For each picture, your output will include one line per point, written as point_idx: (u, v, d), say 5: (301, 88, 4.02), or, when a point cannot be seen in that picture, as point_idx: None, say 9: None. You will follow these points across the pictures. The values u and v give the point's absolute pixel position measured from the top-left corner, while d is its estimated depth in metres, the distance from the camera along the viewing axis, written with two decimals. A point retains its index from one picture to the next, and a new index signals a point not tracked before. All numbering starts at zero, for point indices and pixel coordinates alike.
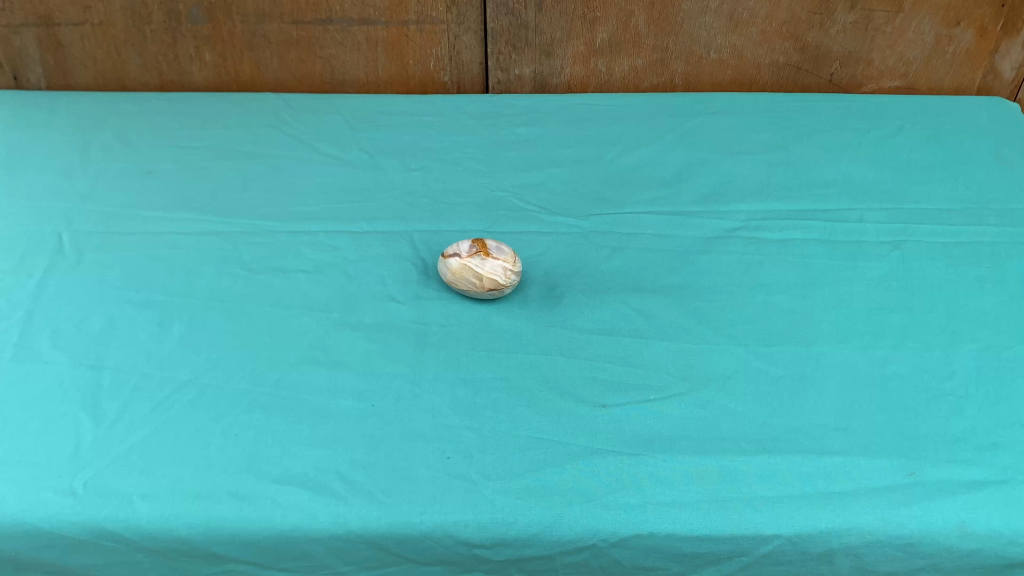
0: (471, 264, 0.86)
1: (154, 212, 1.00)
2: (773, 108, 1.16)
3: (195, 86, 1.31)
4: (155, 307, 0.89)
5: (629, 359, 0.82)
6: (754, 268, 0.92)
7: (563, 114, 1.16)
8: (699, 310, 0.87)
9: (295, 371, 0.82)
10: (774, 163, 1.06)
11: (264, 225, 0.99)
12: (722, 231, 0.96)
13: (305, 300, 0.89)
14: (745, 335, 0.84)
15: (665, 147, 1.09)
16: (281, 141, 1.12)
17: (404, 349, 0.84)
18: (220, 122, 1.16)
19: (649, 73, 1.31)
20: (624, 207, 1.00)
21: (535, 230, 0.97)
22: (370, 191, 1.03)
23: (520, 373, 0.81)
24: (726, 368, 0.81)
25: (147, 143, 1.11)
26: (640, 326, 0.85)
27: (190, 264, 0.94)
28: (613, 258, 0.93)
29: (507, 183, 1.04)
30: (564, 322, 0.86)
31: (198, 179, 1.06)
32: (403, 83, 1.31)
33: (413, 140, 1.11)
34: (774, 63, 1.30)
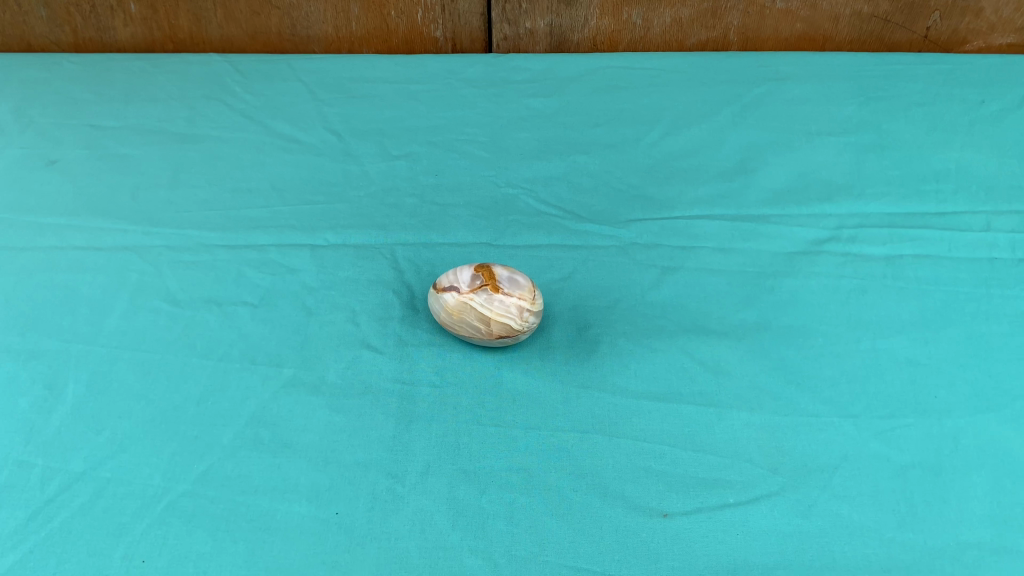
0: (473, 302, 0.62)
1: (52, 219, 0.76)
2: (858, 69, 0.90)
3: (121, 45, 1.02)
4: (43, 359, 0.65)
5: (695, 442, 0.59)
6: (854, 299, 0.68)
7: (588, 78, 0.90)
8: (786, 363, 0.64)
9: (230, 459, 0.59)
10: (866, 148, 0.81)
11: (197, 237, 0.74)
12: (806, 245, 0.73)
13: (248, 348, 0.66)
14: (852, 401, 0.62)
15: (722, 126, 0.84)
16: (224, 116, 0.86)
17: (383, 425, 0.61)
18: (148, 91, 0.90)
19: (695, 27, 1.02)
20: (674, 210, 0.76)
21: (557, 243, 0.73)
22: (339, 188, 0.79)
23: (544, 463, 0.58)
24: (830, 454, 0.59)
25: (52, 120, 0.86)
26: (707, 387, 0.62)
27: (95, 294, 0.70)
28: (662, 284, 0.70)
29: (519, 175, 0.80)
30: (602, 381, 0.63)
31: (114, 171, 0.81)
32: (384, 40, 1.04)
33: (395, 116, 0.86)
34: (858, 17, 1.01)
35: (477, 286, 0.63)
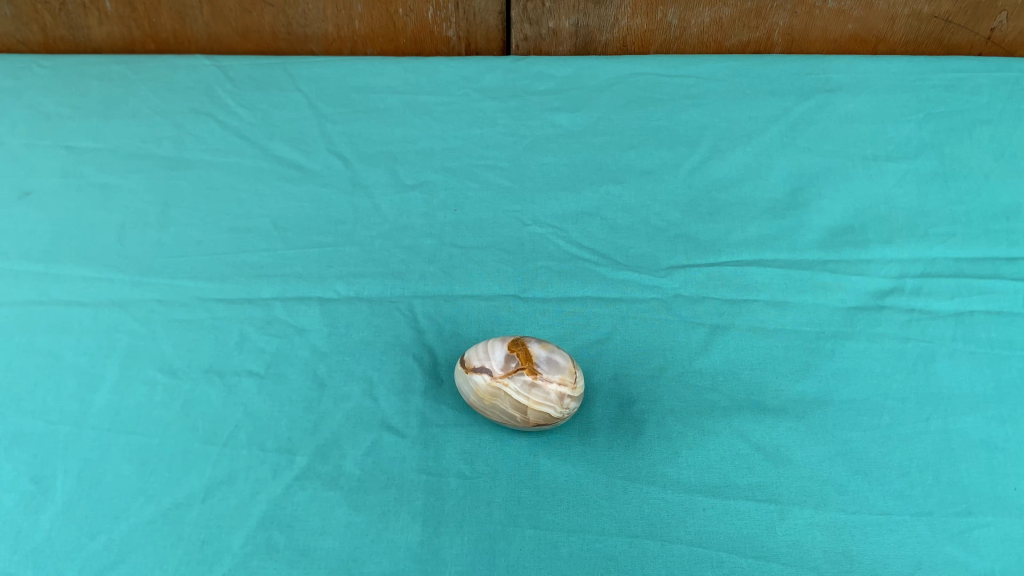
0: (509, 388, 0.56)
1: (29, 265, 0.68)
2: (915, 79, 0.82)
3: (97, 46, 0.88)
4: (26, 445, 0.58)
5: (756, 547, 0.53)
6: (922, 366, 0.62)
7: (618, 88, 0.82)
8: (850, 448, 0.58)
9: (241, 570, 0.53)
10: (926, 177, 0.74)
11: (193, 289, 0.67)
12: (867, 299, 0.66)
13: (256, 431, 0.59)
14: (924, 495, 0.56)
15: (768, 149, 0.77)
16: (217, 136, 0.78)
17: (409, 527, 0.55)
18: (130, 104, 0.81)
19: (737, 27, 0.86)
20: (719, 254, 0.69)
21: (593, 296, 0.66)
22: (349, 227, 0.71)
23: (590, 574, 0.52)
24: (903, 561, 0.53)
25: (24, 141, 0.77)
26: (766, 479, 0.57)
27: (82, 362, 0.63)
28: (711, 347, 0.63)
29: (547, 211, 0.72)
30: (650, 471, 0.57)
31: (96, 205, 0.73)
32: (390, 40, 0.88)
33: (407, 136, 0.78)
34: (933, 15, 0.85)
35: (513, 369, 0.56)
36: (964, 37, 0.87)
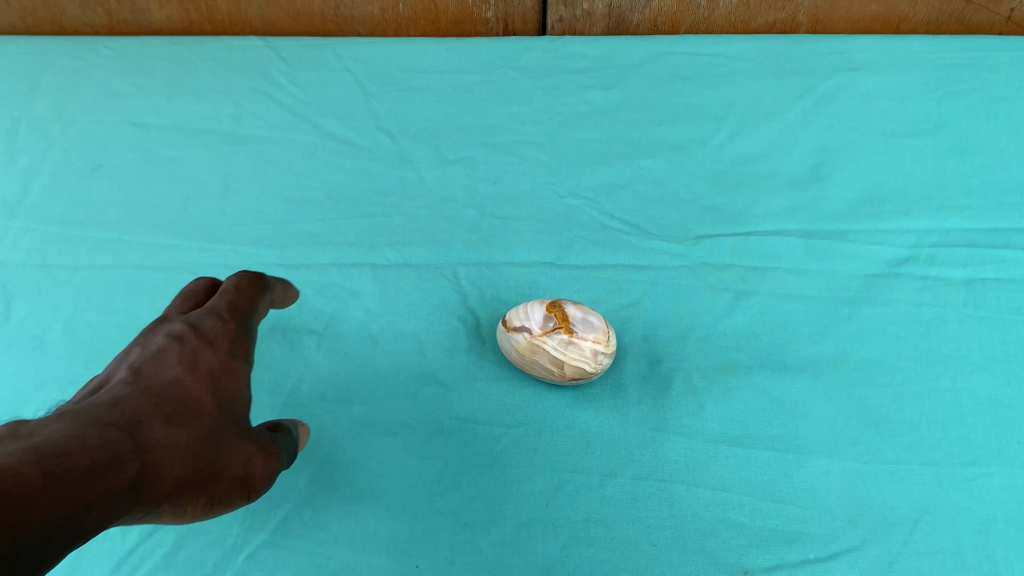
0: (547, 345, 0.60)
1: (104, 233, 0.75)
2: (936, 57, 0.85)
3: (158, 28, 0.94)
4: None
5: (775, 492, 0.58)
6: (933, 329, 0.66)
7: (649, 67, 0.86)
8: (864, 404, 0.62)
9: (307, 506, 0.59)
10: (943, 152, 0.78)
11: (255, 254, 0.73)
12: (883, 266, 0.70)
13: (317, 383, 0.65)
14: (933, 446, 0.60)
15: (792, 125, 0.80)
16: (272, 112, 0.83)
17: (457, 470, 0.60)
18: (189, 82, 0.86)
19: (763, 8, 0.89)
20: (744, 224, 0.73)
21: (625, 263, 0.71)
22: (396, 198, 0.76)
23: (622, 513, 0.58)
24: (910, 506, 0.57)
25: (94, 118, 0.83)
26: (785, 430, 0.61)
27: (155, 321, 0.68)
28: (735, 310, 0.68)
29: (581, 183, 0.77)
30: (678, 423, 0.62)
31: (163, 177, 0.79)
32: (432, 22, 0.93)
33: (449, 112, 0.83)
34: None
35: (551, 328, 0.61)
36: (984, 17, 0.90)
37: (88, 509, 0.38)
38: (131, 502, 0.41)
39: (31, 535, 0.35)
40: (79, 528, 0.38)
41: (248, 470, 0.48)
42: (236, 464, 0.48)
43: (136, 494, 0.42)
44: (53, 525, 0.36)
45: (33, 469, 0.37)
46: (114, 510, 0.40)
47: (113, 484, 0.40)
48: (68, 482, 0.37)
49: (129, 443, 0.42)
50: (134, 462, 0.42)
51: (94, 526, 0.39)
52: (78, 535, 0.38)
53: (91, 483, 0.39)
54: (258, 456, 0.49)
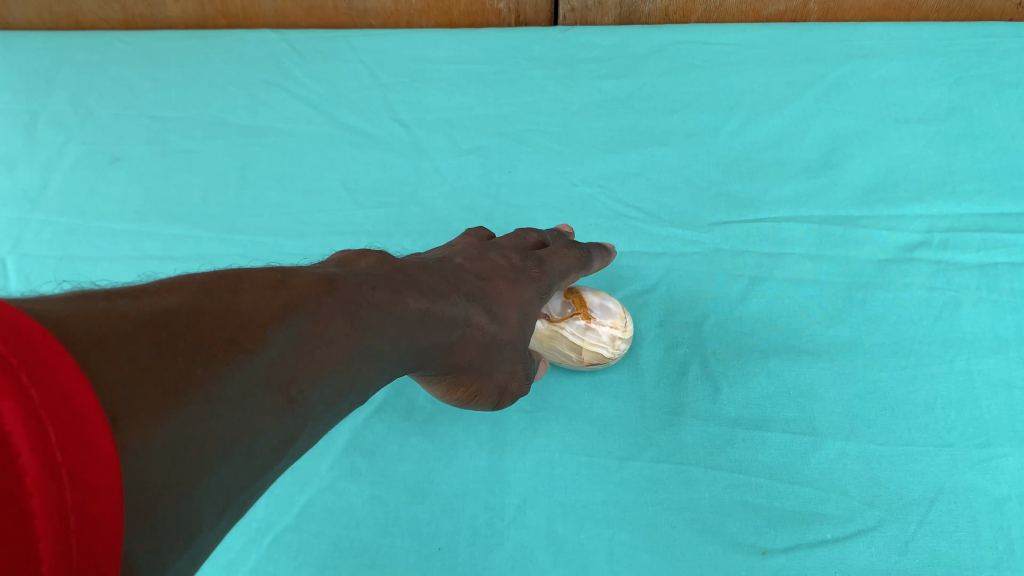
0: (565, 331, 0.61)
1: (124, 224, 0.76)
2: (949, 42, 0.85)
3: (173, 22, 0.95)
4: None
5: (792, 473, 0.59)
6: (947, 313, 0.67)
7: (661, 56, 0.86)
8: (879, 387, 0.63)
9: (330, 490, 0.60)
10: (956, 137, 0.78)
11: (273, 245, 0.73)
12: (897, 251, 0.71)
13: None
14: (947, 428, 0.61)
15: (804, 112, 0.81)
16: (288, 104, 0.84)
17: (477, 454, 0.61)
18: (205, 75, 0.87)
19: None
20: (757, 210, 0.74)
21: (639, 251, 0.72)
22: (412, 188, 0.77)
23: (640, 496, 0.59)
24: (926, 486, 0.58)
25: (112, 111, 0.84)
26: (800, 413, 0.62)
27: None
28: (750, 295, 0.69)
29: (595, 172, 0.78)
30: (695, 406, 0.62)
31: (180, 169, 0.80)
32: (445, 13, 0.93)
33: (463, 102, 0.83)
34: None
35: (569, 314, 0.61)
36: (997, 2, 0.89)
37: (406, 352, 0.41)
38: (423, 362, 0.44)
39: (374, 360, 0.37)
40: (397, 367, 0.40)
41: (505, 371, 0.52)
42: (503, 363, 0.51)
43: (434, 356, 0.44)
44: (384, 358, 0.38)
45: (394, 318, 0.39)
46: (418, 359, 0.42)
47: (430, 343, 0.43)
48: (407, 328, 0.40)
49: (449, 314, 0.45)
50: (451, 333, 0.45)
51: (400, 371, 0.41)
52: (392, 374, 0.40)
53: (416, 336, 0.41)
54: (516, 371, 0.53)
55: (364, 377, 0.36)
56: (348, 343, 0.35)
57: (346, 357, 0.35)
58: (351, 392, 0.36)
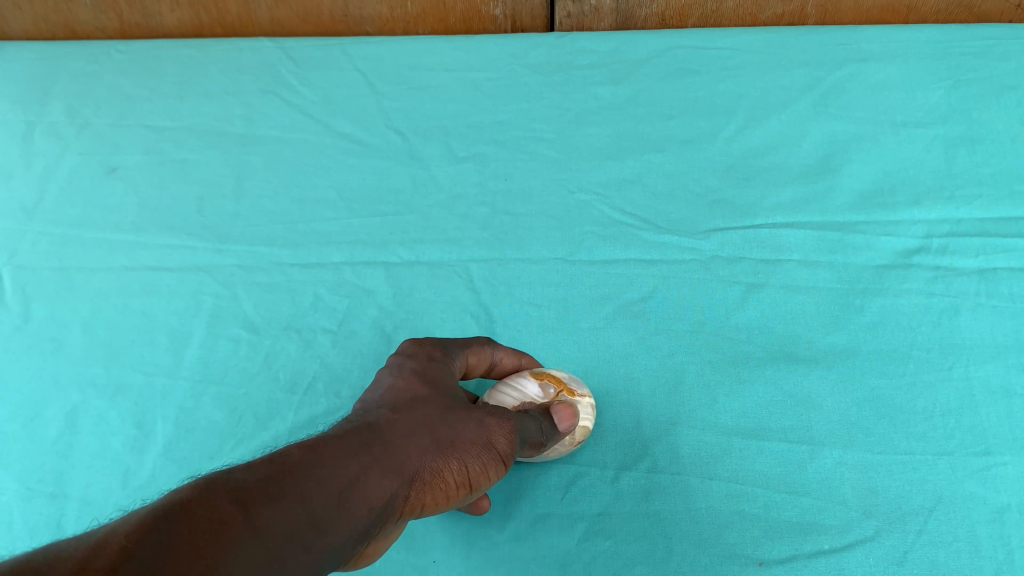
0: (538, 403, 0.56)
1: (120, 235, 0.76)
2: (949, 44, 0.84)
3: (169, 31, 0.95)
4: (128, 395, 0.65)
5: (790, 482, 0.59)
6: (946, 319, 0.66)
7: (658, 61, 0.85)
8: (878, 395, 0.63)
9: None
10: (954, 141, 0.77)
11: (268, 254, 0.73)
12: (895, 257, 0.70)
13: (332, 381, 0.65)
14: (946, 437, 0.60)
15: (802, 117, 0.80)
16: (283, 113, 0.84)
17: None
18: (201, 84, 0.87)
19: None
20: (755, 217, 0.74)
21: (636, 258, 0.72)
22: (408, 196, 0.77)
23: (637, 507, 0.58)
24: (925, 496, 0.58)
25: (108, 121, 0.85)
26: (798, 423, 0.62)
27: (172, 322, 0.69)
28: (747, 303, 0.68)
29: (592, 179, 0.77)
30: (691, 416, 0.62)
31: (176, 179, 0.80)
32: (441, 20, 0.93)
33: (458, 110, 0.83)
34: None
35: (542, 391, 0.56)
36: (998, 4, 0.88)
37: (370, 475, 0.39)
38: (417, 471, 0.41)
39: (324, 494, 0.36)
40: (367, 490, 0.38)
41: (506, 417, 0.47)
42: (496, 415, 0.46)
43: (423, 457, 0.42)
44: (339, 488, 0.37)
45: (324, 449, 0.38)
46: (400, 473, 0.40)
47: (397, 454, 0.40)
48: (349, 450, 0.39)
49: (409, 424, 0.43)
50: (422, 432, 0.43)
51: (385, 494, 0.39)
52: (371, 499, 0.38)
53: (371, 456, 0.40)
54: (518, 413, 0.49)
55: (313, 512, 0.35)
56: (274, 493, 0.35)
57: (277, 504, 0.34)
58: (306, 532, 0.34)
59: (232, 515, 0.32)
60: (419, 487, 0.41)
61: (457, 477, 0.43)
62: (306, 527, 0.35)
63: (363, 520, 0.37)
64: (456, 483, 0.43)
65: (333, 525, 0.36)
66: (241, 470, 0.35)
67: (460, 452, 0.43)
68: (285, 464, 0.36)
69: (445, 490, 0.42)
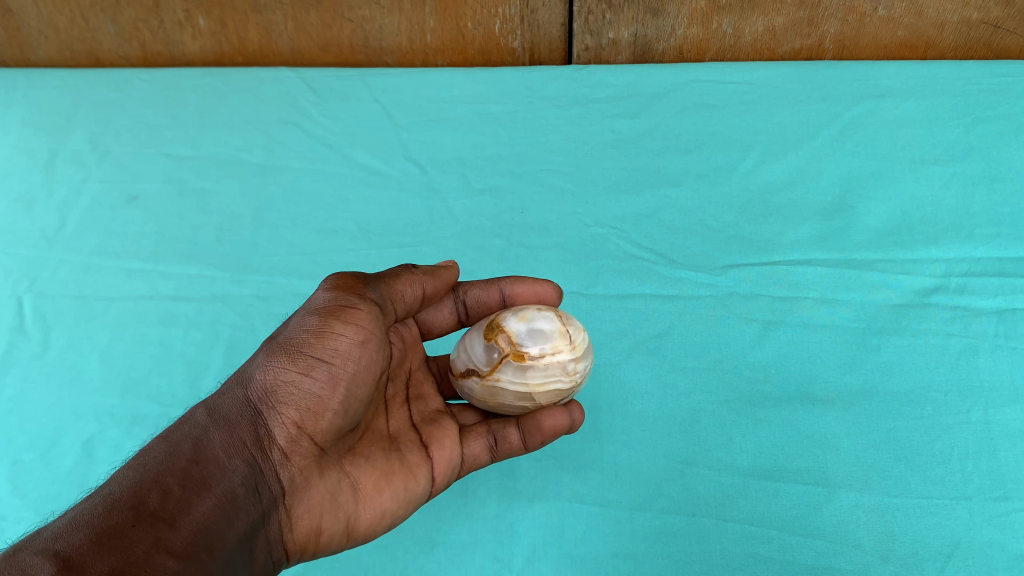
0: (503, 383, 0.51)
1: (139, 263, 0.76)
2: (967, 82, 0.84)
3: (191, 59, 0.96)
4: (144, 425, 0.66)
5: (805, 525, 0.58)
6: (964, 361, 0.66)
7: (676, 95, 0.86)
8: (894, 437, 0.62)
9: None
10: (973, 179, 0.77)
11: (286, 285, 0.74)
12: (912, 296, 0.70)
13: None
14: (964, 481, 0.60)
15: (818, 153, 0.80)
16: (302, 143, 0.85)
17: (486, 503, 0.61)
18: (221, 114, 0.88)
19: (790, 34, 0.89)
20: (771, 254, 0.73)
21: (652, 293, 0.72)
22: (424, 228, 0.77)
23: (650, 547, 0.58)
24: (942, 541, 0.57)
25: (129, 150, 0.86)
26: (814, 464, 0.61)
27: (189, 352, 0.70)
28: (763, 341, 0.68)
29: (608, 213, 0.77)
30: (707, 456, 0.62)
31: (196, 208, 0.80)
32: (460, 52, 0.94)
33: (476, 142, 0.84)
34: (983, 22, 0.86)
35: (499, 360, 0.51)
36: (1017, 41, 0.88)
37: (208, 443, 0.45)
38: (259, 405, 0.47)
39: (163, 484, 0.42)
40: (215, 453, 0.45)
41: (334, 276, 0.50)
42: (321, 284, 0.50)
43: (259, 389, 0.47)
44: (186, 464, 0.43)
45: (157, 448, 0.44)
46: (239, 422, 0.46)
47: (229, 409, 0.47)
48: (177, 438, 0.45)
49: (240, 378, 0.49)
50: (251, 369, 0.48)
51: (237, 449, 0.45)
52: (224, 460, 0.45)
53: (206, 431, 0.46)
54: (355, 274, 0.51)
55: (152, 502, 0.41)
56: (111, 510, 0.40)
57: (112, 518, 0.39)
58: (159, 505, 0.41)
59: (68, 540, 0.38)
60: (271, 416, 0.46)
61: (309, 382, 0.46)
62: (156, 516, 0.40)
63: (225, 483, 0.44)
64: (311, 384, 0.47)
65: (183, 498, 0.42)
66: (74, 507, 0.41)
67: (296, 352, 0.47)
68: (117, 484, 0.42)
69: (304, 402, 0.46)
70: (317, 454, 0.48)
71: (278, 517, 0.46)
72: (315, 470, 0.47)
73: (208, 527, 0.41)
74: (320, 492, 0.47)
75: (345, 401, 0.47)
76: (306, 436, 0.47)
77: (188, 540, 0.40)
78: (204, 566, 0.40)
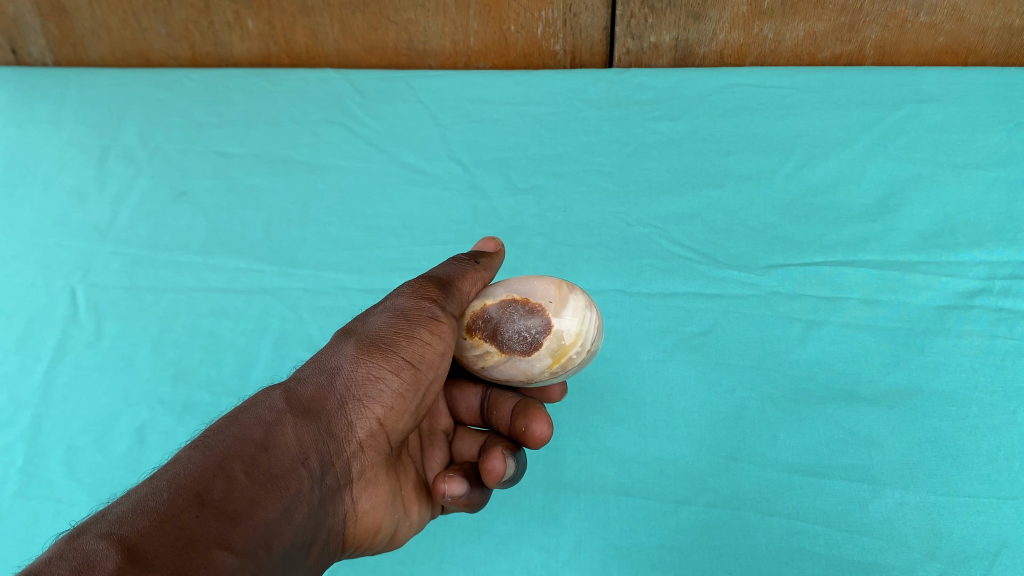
0: None
1: (190, 257, 0.78)
2: (1010, 86, 0.84)
3: (238, 60, 0.98)
4: (194, 413, 0.67)
5: (850, 522, 0.58)
6: (1009, 362, 0.65)
7: (717, 98, 0.87)
8: (939, 437, 0.62)
9: None
10: (1016, 183, 0.76)
11: (333, 279, 0.75)
12: (956, 297, 0.70)
13: None
14: (1011, 481, 0.59)
15: (860, 157, 0.81)
16: (347, 141, 0.86)
17: (532, 494, 0.62)
18: (268, 113, 0.90)
19: (830, 40, 0.89)
20: (814, 254, 0.74)
21: (695, 292, 0.72)
22: (468, 225, 0.78)
23: (695, 540, 0.59)
24: (990, 540, 0.57)
25: (178, 146, 0.88)
26: (859, 461, 0.61)
27: (238, 342, 0.71)
28: (807, 340, 0.68)
29: (650, 213, 0.78)
30: (750, 452, 0.62)
31: (244, 204, 0.82)
32: (502, 55, 0.95)
33: (519, 143, 0.85)
34: None
35: None
36: None
37: (284, 431, 0.41)
38: (343, 396, 0.44)
39: (228, 471, 0.38)
40: (288, 444, 0.41)
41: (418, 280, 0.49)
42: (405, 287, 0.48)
43: (347, 380, 0.44)
44: (254, 454, 0.40)
45: (225, 432, 0.40)
46: (319, 413, 0.43)
47: (309, 397, 0.43)
48: (249, 421, 0.41)
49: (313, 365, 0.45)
50: (335, 360, 0.45)
51: (312, 440, 0.42)
52: (296, 451, 0.41)
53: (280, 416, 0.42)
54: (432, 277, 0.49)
55: (217, 491, 0.37)
56: (176, 496, 0.36)
57: (176, 506, 0.35)
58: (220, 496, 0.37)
59: (126, 531, 0.33)
60: (357, 409, 0.44)
61: (399, 381, 0.45)
62: (220, 507, 0.37)
63: (293, 476, 0.41)
64: (398, 384, 0.45)
65: (248, 489, 0.38)
66: (135, 490, 0.36)
67: (388, 350, 0.45)
68: (180, 466, 0.38)
69: (391, 400, 0.45)
70: (386, 452, 0.47)
71: (344, 508, 0.45)
72: (379, 465, 0.47)
73: (270, 525, 0.38)
74: (376, 489, 0.47)
75: (420, 405, 0.47)
76: (384, 432, 0.45)
77: (249, 536, 0.37)
78: (259, 562, 0.37)
